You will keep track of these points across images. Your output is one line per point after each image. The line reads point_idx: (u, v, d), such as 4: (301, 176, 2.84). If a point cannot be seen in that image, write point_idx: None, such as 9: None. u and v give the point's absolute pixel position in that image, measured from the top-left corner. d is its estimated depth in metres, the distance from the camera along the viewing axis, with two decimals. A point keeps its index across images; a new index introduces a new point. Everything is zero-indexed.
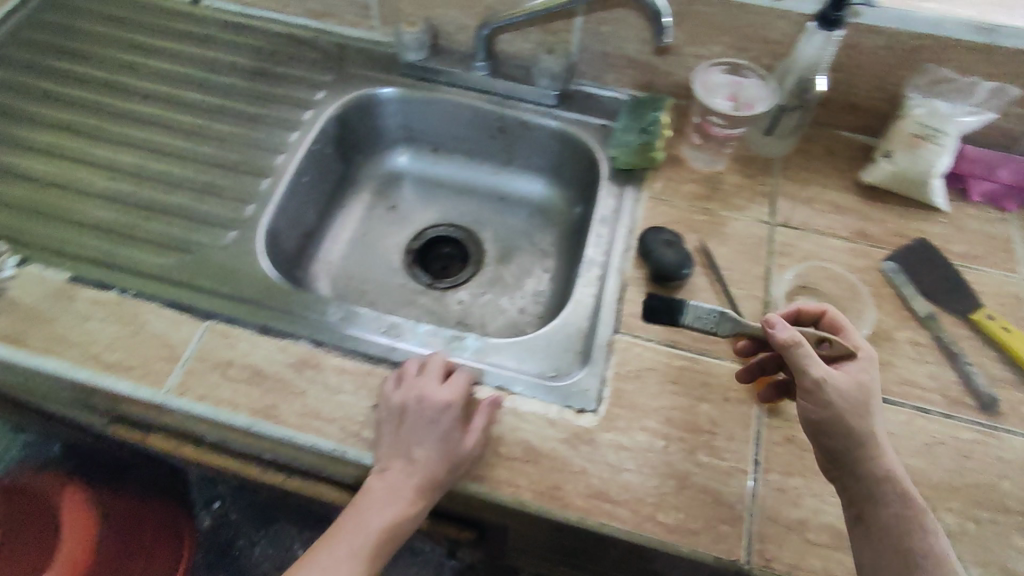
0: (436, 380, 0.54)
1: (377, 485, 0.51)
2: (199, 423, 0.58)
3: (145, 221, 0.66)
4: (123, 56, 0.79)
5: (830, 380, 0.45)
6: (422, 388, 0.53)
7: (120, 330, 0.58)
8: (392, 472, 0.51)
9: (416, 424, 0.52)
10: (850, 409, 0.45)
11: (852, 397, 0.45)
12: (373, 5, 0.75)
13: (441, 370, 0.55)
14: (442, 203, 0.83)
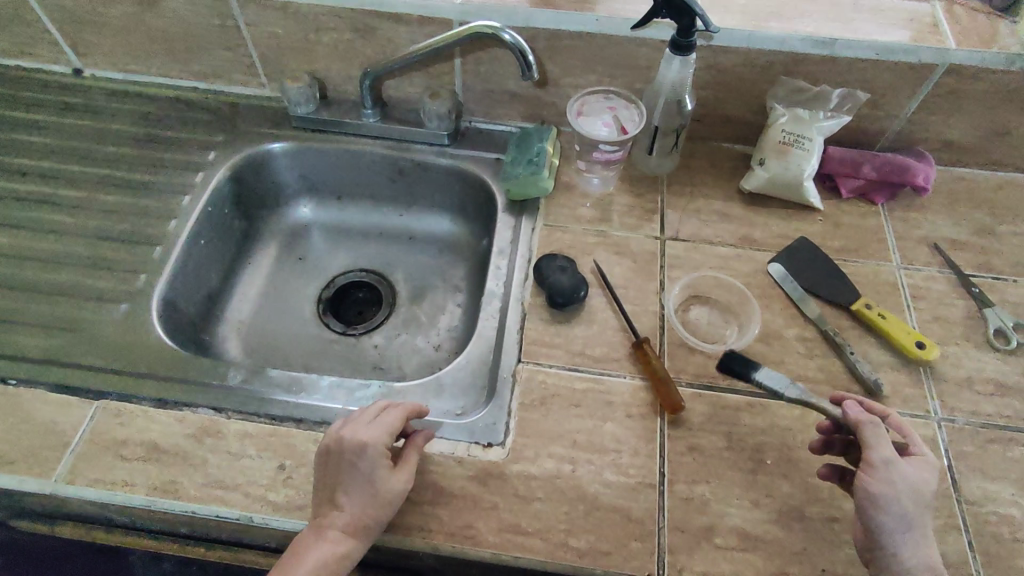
0: (365, 419, 0.51)
1: (302, 536, 0.48)
2: (98, 508, 0.55)
3: (29, 303, 0.63)
4: (3, 136, 0.77)
5: (899, 464, 0.47)
6: (347, 429, 0.51)
7: (4, 421, 0.55)
8: (321, 520, 0.48)
9: (342, 470, 0.49)
10: (912, 493, 0.46)
11: (916, 483, 0.46)
12: (258, 63, 0.76)
13: (374, 409, 0.52)
14: (352, 248, 0.84)
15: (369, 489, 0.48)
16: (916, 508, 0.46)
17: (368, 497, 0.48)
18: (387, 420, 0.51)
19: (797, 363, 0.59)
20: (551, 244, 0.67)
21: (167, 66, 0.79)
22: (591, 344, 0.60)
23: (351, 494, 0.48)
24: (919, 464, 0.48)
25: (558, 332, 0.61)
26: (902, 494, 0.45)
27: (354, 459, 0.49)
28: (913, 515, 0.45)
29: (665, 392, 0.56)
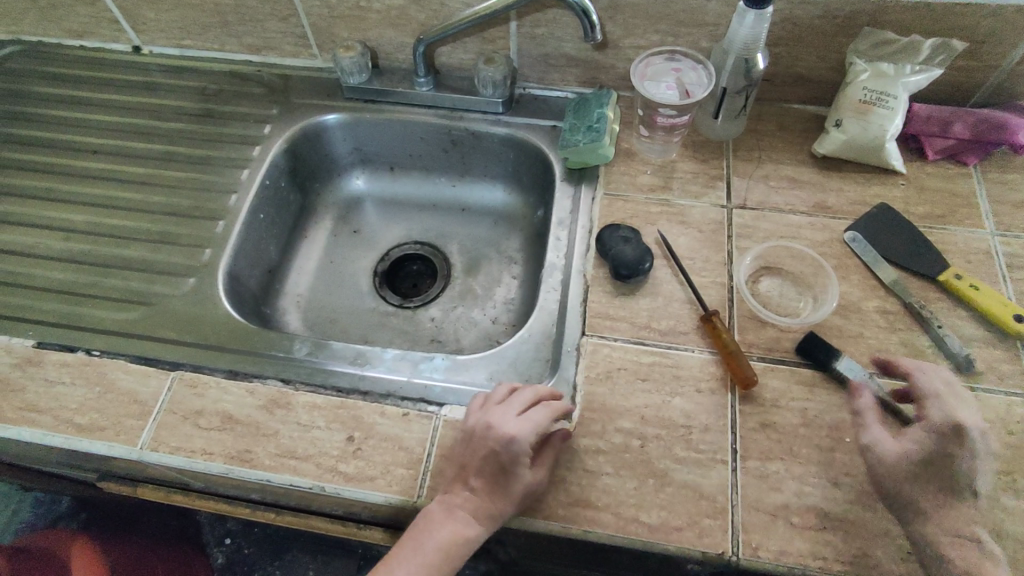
0: (513, 407, 0.50)
1: (434, 509, 0.49)
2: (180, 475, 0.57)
3: (105, 278, 0.66)
4: (69, 115, 0.79)
5: (884, 449, 0.48)
6: (496, 416, 0.50)
7: (89, 391, 0.58)
8: (453, 496, 0.49)
9: (483, 456, 0.49)
10: (909, 476, 0.47)
11: (911, 464, 0.47)
12: (310, 34, 0.76)
13: (524, 401, 0.51)
14: (407, 221, 0.83)
15: (506, 482, 0.48)
16: (919, 489, 0.46)
17: (503, 491, 0.48)
18: (540, 415, 0.50)
19: (877, 338, 0.56)
20: (613, 213, 0.65)
21: (222, 40, 0.79)
22: (657, 317, 0.58)
23: (488, 483, 0.48)
24: (920, 440, 0.47)
25: (623, 305, 0.59)
26: (890, 479, 0.47)
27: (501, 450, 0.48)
28: (919, 497, 0.46)
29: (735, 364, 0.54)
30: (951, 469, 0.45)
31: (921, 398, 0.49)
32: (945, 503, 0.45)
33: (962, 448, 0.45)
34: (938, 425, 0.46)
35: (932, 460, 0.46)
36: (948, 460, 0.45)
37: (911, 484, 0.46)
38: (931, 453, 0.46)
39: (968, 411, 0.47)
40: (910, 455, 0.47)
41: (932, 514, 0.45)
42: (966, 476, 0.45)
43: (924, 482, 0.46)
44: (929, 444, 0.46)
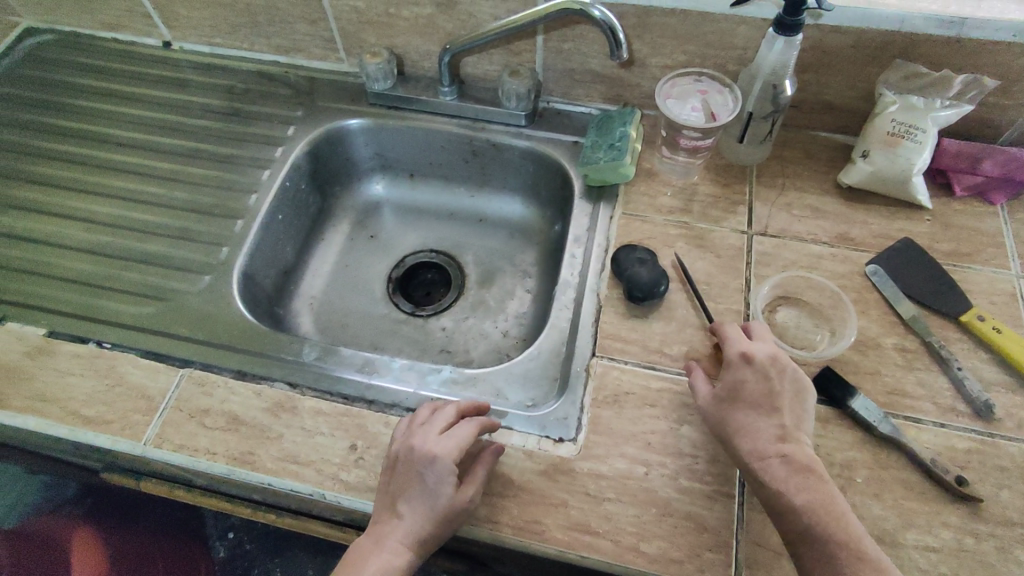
0: (434, 427, 0.51)
1: (363, 542, 0.49)
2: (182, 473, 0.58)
3: (123, 271, 0.67)
4: (100, 107, 0.81)
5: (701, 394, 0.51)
6: (417, 438, 0.51)
7: (99, 383, 0.58)
8: (380, 525, 0.49)
9: (406, 481, 0.49)
10: (725, 413, 0.49)
11: (722, 402, 0.49)
12: (338, 38, 0.76)
13: (447, 420, 0.52)
14: (423, 228, 0.84)
15: (431, 505, 0.48)
16: (735, 423, 0.48)
17: (429, 513, 0.48)
18: (462, 433, 0.51)
19: (894, 376, 0.54)
20: (629, 233, 0.65)
21: (251, 40, 0.80)
22: (669, 342, 0.58)
23: (414, 508, 0.48)
24: (727, 377, 0.50)
25: (635, 328, 0.59)
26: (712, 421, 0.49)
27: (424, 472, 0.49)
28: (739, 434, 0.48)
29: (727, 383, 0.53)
30: (746, 392, 0.48)
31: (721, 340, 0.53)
32: (750, 425, 0.47)
33: (747, 372, 0.49)
34: (729, 360, 0.50)
35: (731, 389, 0.49)
36: (741, 385, 0.49)
37: (729, 421, 0.48)
38: (728, 385, 0.49)
39: (752, 344, 0.51)
40: (722, 394, 0.49)
41: (740, 436, 0.47)
42: (763, 399, 0.48)
43: (727, 409, 0.49)
44: (726, 381, 0.50)
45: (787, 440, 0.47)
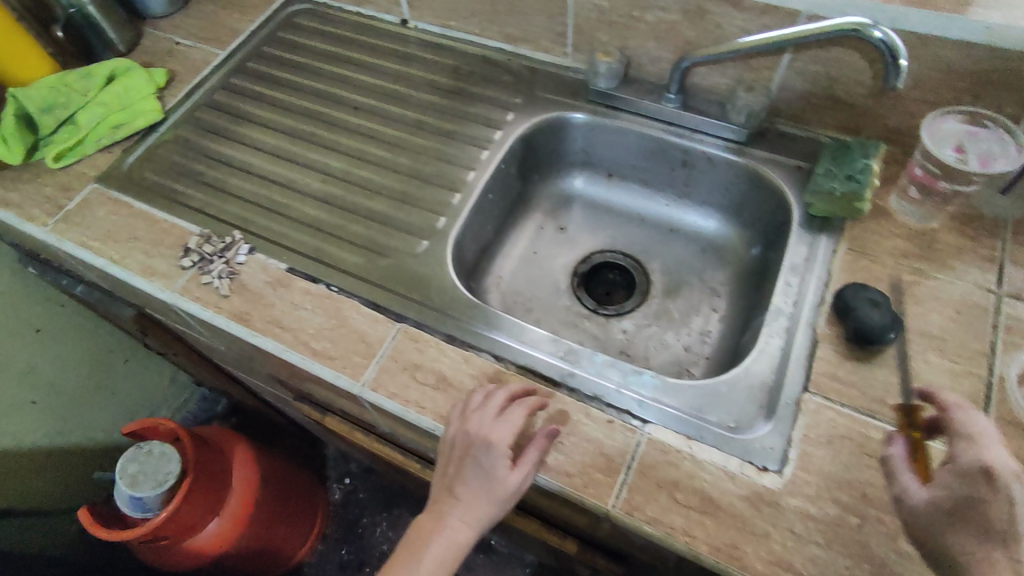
0: (486, 414, 0.54)
1: (426, 517, 0.54)
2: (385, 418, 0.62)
3: (350, 223, 0.72)
4: (337, 70, 0.87)
5: (914, 497, 0.43)
6: (472, 423, 0.54)
7: (326, 321, 0.64)
8: (442, 503, 0.54)
9: (466, 465, 0.54)
10: (940, 526, 0.41)
11: (936, 513, 0.41)
12: (570, 34, 0.78)
13: (499, 405, 0.54)
14: (611, 229, 0.84)
15: (488, 486, 0.52)
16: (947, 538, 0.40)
17: (488, 496, 0.52)
18: (512, 421, 0.53)
19: None
20: (856, 271, 0.61)
21: (484, 27, 0.85)
22: (895, 393, 0.54)
23: (473, 490, 0.53)
24: (948, 484, 0.42)
25: (856, 371, 0.55)
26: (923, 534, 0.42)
27: (481, 459, 0.53)
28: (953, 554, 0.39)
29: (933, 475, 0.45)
30: (986, 509, 0.39)
31: (956, 437, 0.44)
32: (976, 549, 0.38)
33: (982, 482, 0.40)
34: (963, 467, 0.42)
35: (968, 503, 0.40)
36: (980, 502, 0.39)
37: (943, 535, 0.41)
38: (957, 494, 0.41)
39: (994, 450, 0.42)
40: (939, 504, 0.42)
41: (962, 561, 0.38)
42: (985, 518, 0.38)
43: (956, 524, 0.40)
44: (954, 488, 0.41)
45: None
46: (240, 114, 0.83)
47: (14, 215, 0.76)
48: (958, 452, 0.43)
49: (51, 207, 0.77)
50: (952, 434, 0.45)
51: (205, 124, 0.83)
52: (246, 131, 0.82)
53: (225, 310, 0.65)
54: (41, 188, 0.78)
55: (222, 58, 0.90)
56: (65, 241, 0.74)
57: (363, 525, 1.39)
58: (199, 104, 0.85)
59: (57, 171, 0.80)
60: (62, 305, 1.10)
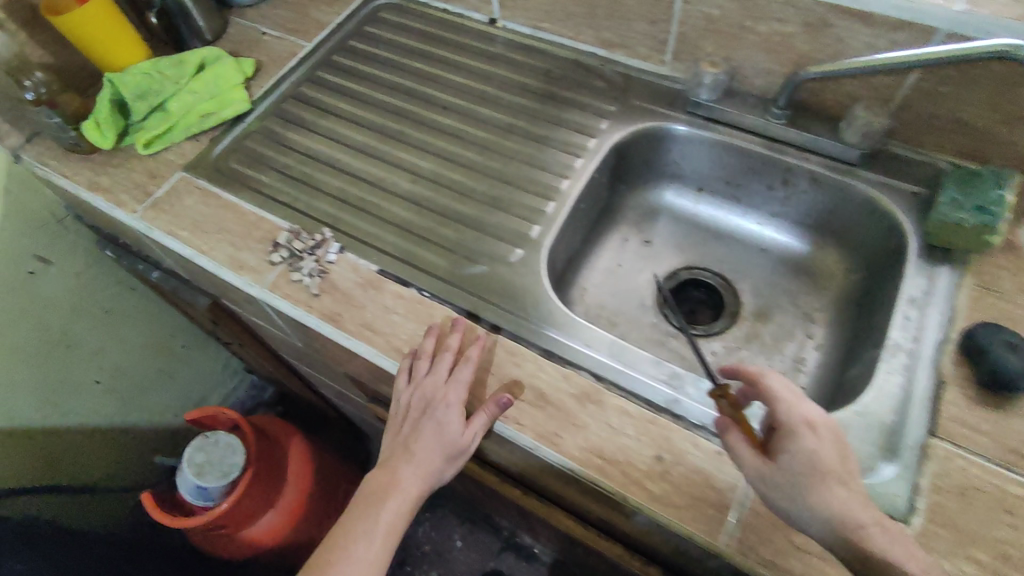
0: (422, 375, 0.59)
1: (387, 469, 0.61)
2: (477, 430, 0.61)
3: (440, 226, 0.71)
4: (426, 69, 0.86)
5: (751, 462, 0.46)
6: (425, 387, 0.58)
7: (419, 327, 0.63)
8: (402, 455, 0.61)
9: (420, 425, 0.60)
10: (788, 484, 0.44)
11: (784, 473, 0.44)
12: (672, 41, 0.75)
13: (448, 367, 0.59)
14: (698, 245, 0.81)
15: (443, 440, 0.59)
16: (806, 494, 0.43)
17: (437, 449, 0.59)
18: (461, 382, 0.58)
19: None
20: (982, 309, 0.58)
21: (578, 30, 0.82)
22: None
23: (426, 446, 0.60)
24: (783, 447, 0.45)
25: (987, 418, 0.52)
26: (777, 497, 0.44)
27: (431, 420, 0.59)
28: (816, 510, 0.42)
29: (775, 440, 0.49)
30: (843, 468, 0.44)
31: (766, 398, 0.49)
32: (836, 498, 0.42)
33: (812, 441, 0.44)
34: (789, 426, 0.46)
35: (795, 457, 0.44)
36: (820, 462, 0.43)
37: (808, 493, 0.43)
38: (788, 450, 0.45)
39: (806, 406, 0.47)
40: (794, 464, 0.44)
41: (808, 508, 0.42)
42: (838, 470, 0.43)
43: (792, 477, 0.44)
44: (788, 449, 0.45)
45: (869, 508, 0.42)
46: (327, 108, 0.82)
47: (105, 200, 0.77)
48: (773, 411, 0.47)
49: (140, 194, 0.77)
50: (761, 395, 0.49)
51: (291, 117, 0.82)
52: (333, 127, 0.81)
53: (316, 310, 0.64)
54: (131, 174, 0.78)
55: (308, 50, 0.88)
56: (154, 229, 0.73)
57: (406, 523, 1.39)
58: (285, 96, 0.84)
59: (145, 157, 0.80)
60: (131, 289, 1.12)
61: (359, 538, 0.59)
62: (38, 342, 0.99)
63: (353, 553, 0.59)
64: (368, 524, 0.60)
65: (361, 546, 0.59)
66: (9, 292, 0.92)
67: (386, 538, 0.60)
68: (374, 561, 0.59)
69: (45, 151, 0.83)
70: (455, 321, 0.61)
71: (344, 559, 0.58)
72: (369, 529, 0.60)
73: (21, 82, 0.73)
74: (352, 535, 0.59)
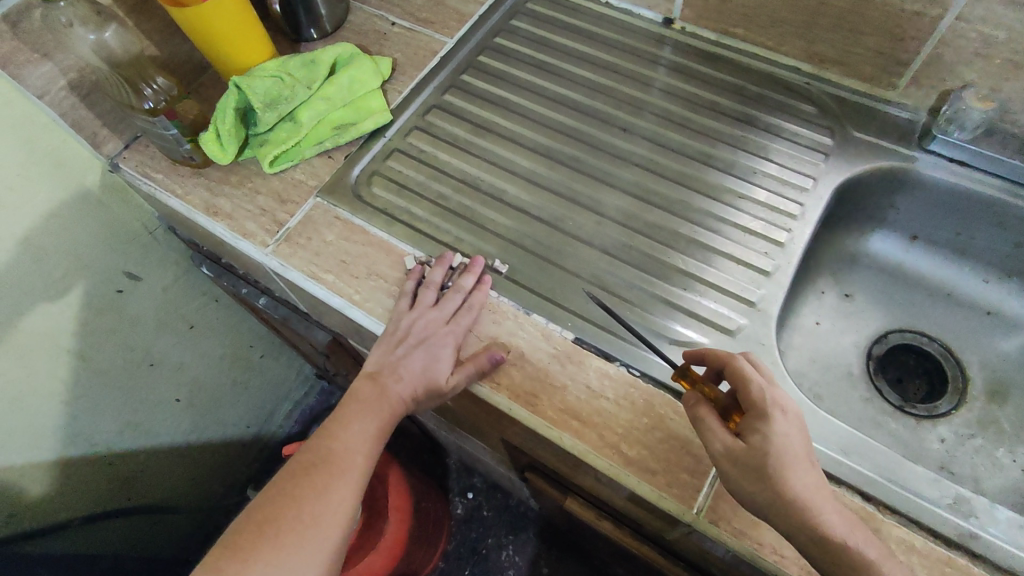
0: (426, 305, 0.57)
1: (365, 393, 0.55)
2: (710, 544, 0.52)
3: (639, 283, 0.60)
4: (593, 78, 0.74)
5: (729, 448, 0.45)
6: (424, 318, 0.56)
7: (636, 419, 0.53)
8: (385, 380, 0.55)
9: (410, 356, 0.56)
10: (773, 468, 0.43)
11: (758, 459, 0.44)
12: (916, 64, 0.62)
13: (453, 308, 0.57)
14: (909, 304, 0.70)
15: (428, 373, 0.55)
16: (784, 478, 0.43)
17: (423, 376, 0.55)
18: (462, 323, 0.57)
19: None
20: None
21: (784, 40, 0.69)
22: None
23: (411, 376, 0.55)
24: (755, 431, 0.45)
25: None
26: (748, 484, 0.44)
27: (423, 350, 0.55)
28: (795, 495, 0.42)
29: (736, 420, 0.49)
30: (809, 454, 0.44)
31: (736, 378, 0.48)
32: (807, 484, 0.43)
33: (787, 424, 0.45)
34: (763, 407, 0.46)
35: (768, 440, 0.44)
36: (802, 453, 0.44)
37: (787, 477, 0.43)
38: (760, 431, 0.45)
39: (777, 390, 0.47)
40: (769, 447, 0.44)
41: (775, 495, 0.42)
42: (804, 456, 0.44)
43: (762, 459, 0.43)
44: (764, 433, 0.44)
45: (829, 499, 0.43)
46: (485, 124, 0.71)
47: (228, 228, 0.65)
48: (744, 390, 0.47)
49: (269, 222, 0.65)
50: (729, 372, 0.49)
51: (441, 132, 0.70)
52: (492, 147, 0.69)
53: (506, 389, 0.54)
54: (255, 197, 0.67)
55: (449, 47, 0.76)
56: (291, 268, 0.62)
57: (488, 546, 1.31)
58: (428, 105, 0.72)
59: (270, 176, 0.68)
60: (215, 300, 1.01)
61: (341, 451, 0.52)
62: (122, 364, 0.89)
63: (336, 465, 0.51)
64: (349, 437, 0.53)
65: (345, 460, 0.51)
66: (96, 313, 0.81)
67: (366, 456, 0.53)
68: (357, 475, 0.51)
69: (151, 162, 0.72)
70: (473, 262, 0.59)
71: (328, 471, 0.50)
72: (352, 444, 0.52)
73: (140, 88, 0.61)
74: (335, 448, 0.52)
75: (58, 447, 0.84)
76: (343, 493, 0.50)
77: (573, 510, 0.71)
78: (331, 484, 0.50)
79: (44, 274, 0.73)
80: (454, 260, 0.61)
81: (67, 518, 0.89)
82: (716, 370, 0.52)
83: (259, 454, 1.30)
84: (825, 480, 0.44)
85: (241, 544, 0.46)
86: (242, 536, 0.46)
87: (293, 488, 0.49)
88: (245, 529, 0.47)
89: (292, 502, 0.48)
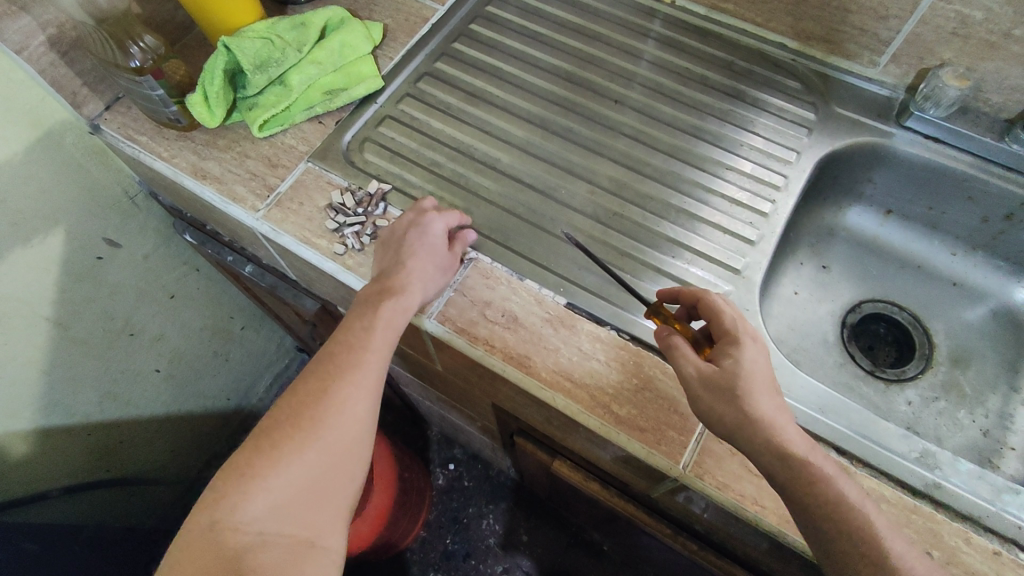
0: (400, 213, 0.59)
1: (364, 299, 0.54)
2: (694, 497, 0.54)
3: (630, 249, 0.61)
4: (583, 48, 0.75)
5: (703, 371, 0.47)
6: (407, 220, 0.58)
7: (626, 379, 0.54)
8: (385, 283, 0.54)
9: (410, 245, 0.56)
10: (744, 390, 0.45)
11: (732, 381, 0.46)
12: (897, 42, 0.64)
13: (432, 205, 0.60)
14: (882, 276, 0.74)
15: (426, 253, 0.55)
16: (753, 399, 0.45)
17: (433, 263, 0.55)
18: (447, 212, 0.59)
19: None
20: None
21: (772, 16, 0.71)
22: None
23: (421, 261, 0.55)
24: (729, 356, 0.47)
25: None
26: (721, 406, 0.46)
27: (423, 238, 0.56)
28: (762, 415, 0.45)
29: (707, 353, 0.52)
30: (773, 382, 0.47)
31: (710, 313, 0.51)
32: (770, 405, 0.45)
33: (756, 350, 0.48)
34: (736, 334, 0.48)
35: (740, 364, 0.46)
36: (768, 378, 0.47)
37: (755, 399, 0.45)
38: (733, 356, 0.47)
39: (747, 324, 0.50)
40: (742, 370, 0.46)
41: (742, 418, 0.45)
42: (768, 381, 0.47)
43: (735, 382, 0.46)
44: (736, 359, 0.47)
45: (789, 423, 0.45)
46: (477, 92, 0.71)
47: (217, 192, 0.64)
48: (718, 322, 0.50)
49: (259, 187, 0.64)
50: (703, 308, 0.51)
51: (433, 100, 0.70)
52: (484, 115, 0.69)
53: (499, 351, 0.55)
54: (244, 161, 0.66)
55: (441, 15, 0.75)
56: (283, 233, 0.61)
57: (469, 515, 1.33)
58: (419, 73, 0.72)
59: (259, 140, 0.67)
60: (196, 269, 0.99)
61: (348, 356, 0.51)
62: (102, 333, 0.87)
63: (337, 372, 0.50)
64: (358, 342, 0.51)
65: (355, 365, 0.50)
66: (76, 280, 0.80)
67: (374, 359, 0.51)
68: (364, 379, 0.50)
69: (134, 124, 0.70)
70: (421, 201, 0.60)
71: (331, 378, 0.50)
72: (360, 348, 0.51)
73: (126, 45, 0.58)
74: (339, 352, 0.51)
75: (36, 417, 0.83)
76: (350, 398, 0.49)
77: (559, 471, 0.74)
78: (335, 390, 0.49)
79: (22, 239, 0.71)
80: (370, 187, 0.63)
81: (45, 488, 0.88)
82: (688, 308, 0.55)
83: (239, 426, 1.29)
84: (786, 407, 0.47)
85: (246, 460, 0.45)
86: (252, 448, 0.46)
87: (299, 398, 0.49)
88: (256, 442, 0.47)
89: (300, 413, 0.48)
